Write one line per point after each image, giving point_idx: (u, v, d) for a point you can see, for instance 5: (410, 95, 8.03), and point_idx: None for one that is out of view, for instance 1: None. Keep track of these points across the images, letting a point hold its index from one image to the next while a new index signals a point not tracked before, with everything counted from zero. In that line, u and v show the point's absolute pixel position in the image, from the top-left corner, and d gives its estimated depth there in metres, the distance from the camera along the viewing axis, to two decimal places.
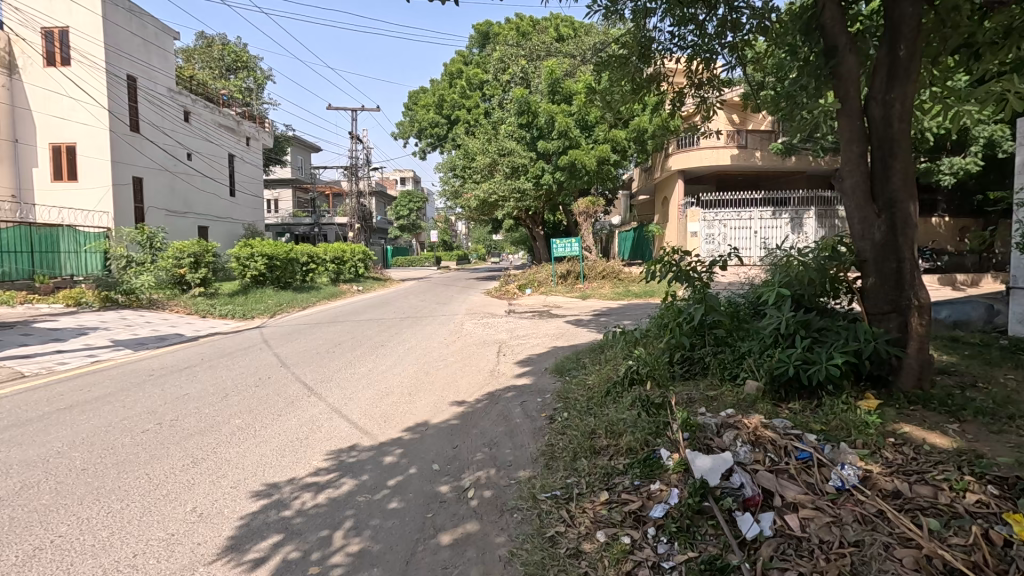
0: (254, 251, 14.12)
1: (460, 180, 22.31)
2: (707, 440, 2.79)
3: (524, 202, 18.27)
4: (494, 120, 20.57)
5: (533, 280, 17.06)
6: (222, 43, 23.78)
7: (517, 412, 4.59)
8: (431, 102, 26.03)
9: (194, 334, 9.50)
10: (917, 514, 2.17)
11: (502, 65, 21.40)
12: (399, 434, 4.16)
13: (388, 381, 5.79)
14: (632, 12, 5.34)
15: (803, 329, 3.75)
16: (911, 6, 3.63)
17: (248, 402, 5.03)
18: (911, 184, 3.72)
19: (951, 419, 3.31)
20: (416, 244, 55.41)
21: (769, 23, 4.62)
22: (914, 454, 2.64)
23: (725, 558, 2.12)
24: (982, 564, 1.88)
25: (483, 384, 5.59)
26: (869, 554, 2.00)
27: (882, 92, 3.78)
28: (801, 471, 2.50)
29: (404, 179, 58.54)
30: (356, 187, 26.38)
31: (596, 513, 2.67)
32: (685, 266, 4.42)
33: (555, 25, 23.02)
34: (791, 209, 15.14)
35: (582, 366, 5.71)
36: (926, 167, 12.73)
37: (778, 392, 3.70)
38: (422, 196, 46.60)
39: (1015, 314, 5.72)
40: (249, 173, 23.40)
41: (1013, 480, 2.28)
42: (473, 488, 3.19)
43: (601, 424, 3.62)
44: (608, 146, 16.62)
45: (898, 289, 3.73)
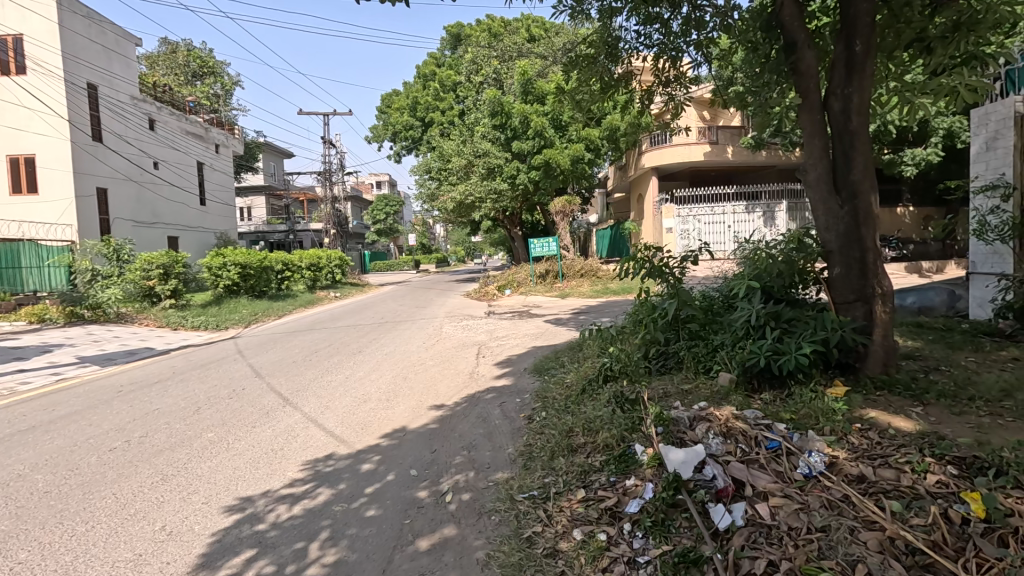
0: (226, 260, 13.84)
1: (436, 182, 22.24)
2: (680, 434, 2.83)
3: (500, 202, 18.28)
4: (468, 121, 20.55)
5: (512, 281, 17.16)
6: (187, 49, 23.28)
7: (495, 413, 4.58)
8: (404, 106, 25.93)
9: (166, 347, 9.26)
10: (880, 496, 2.22)
11: (475, 66, 21.40)
12: (376, 441, 4.12)
13: (366, 388, 5.72)
14: (598, 12, 5.40)
15: (773, 320, 3.83)
16: (865, 2, 3.71)
17: (221, 415, 4.92)
18: (872, 176, 3.82)
19: (915, 403, 3.40)
20: (394, 248, 55.02)
21: (731, 21, 4.70)
22: (878, 438, 2.71)
23: (699, 550, 2.15)
24: (941, 543, 1.94)
25: (463, 387, 5.57)
26: (835, 538, 2.04)
27: (841, 86, 3.87)
28: (770, 460, 2.55)
29: (379, 183, 58.02)
30: (330, 193, 26.06)
31: (573, 510, 2.69)
32: (657, 262, 4.46)
33: (526, 25, 23.09)
34: (763, 203, 15.47)
35: (560, 364, 5.73)
36: (889, 158, 13.10)
37: (751, 383, 3.77)
38: (399, 200, 46.24)
39: (975, 298, 5.90)
40: (219, 181, 22.92)
41: (971, 459, 2.34)
42: (451, 492, 3.18)
43: (578, 422, 3.64)
44: (582, 145, 16.76)
45: (863, 277, 3.83)
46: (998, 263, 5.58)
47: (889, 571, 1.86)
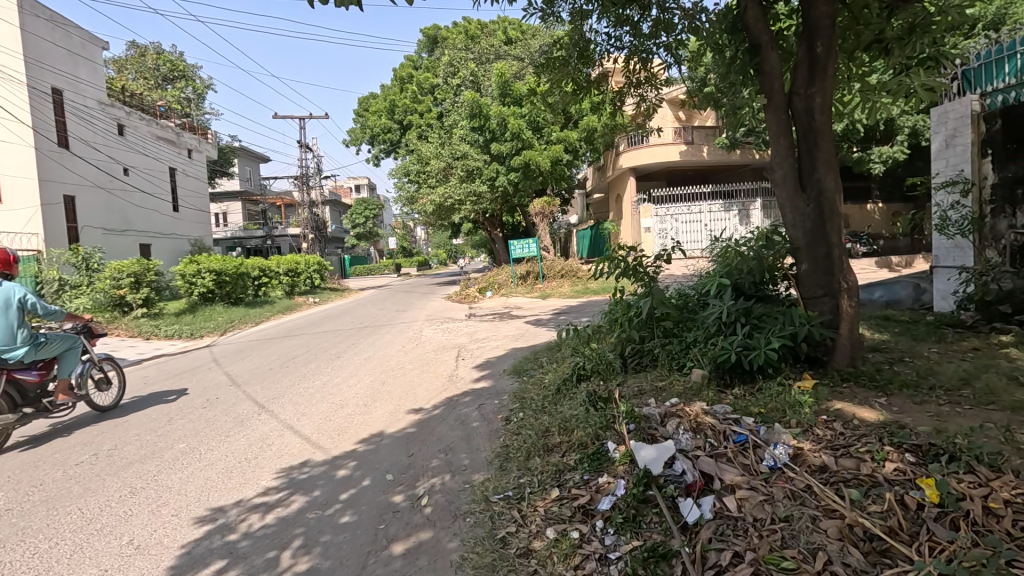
0: (200, 267, 13.58)
1: (415, 185, 22.12)
2: (651, 431, 2.88)
3: (480, 204, 18.28)
4: (446, 124, 20.49)
5: (493, 283, 17.11)
6: (157, 52, 22.80)
7: (474, 415, 4.58)
8: (381, 109, 25.74)
9: (137, 357, 9.05)
10: (840, 486, 2.28)
11: (452, 69, 21.39)
12: (353, 446, 4.08)
13: (344, 394, 5.67)
14: (570, 15, 5.45)
15: (743, 316, 3.91)
16: (825, 5, 3.80)
17: (194, 425, 4.84)
18: (836, 173, 3.90)
19: (879, 393, 3.50)
20: (374, 253, 54.61)
21: (699, 24, 4.80)
22: (842, 428, 2.78)
23: (668, 544, 2.17)
24: (897, 529, 1.99)
25: (441, 390, 5.55)
26: (798, 528, 2.09)
27: (803, 87, 3.97)
28: (737, 454, 2.60)
29: (358, 187, 57.52)
30: (308, 197, 25.75)
31: (546, 510, 2.70)
32: (631, 261, 4.50)
33: (502, 28, 23.13)
34: (738, 201, 15.75)
35: (538, 365, 5.76)
36: (858, 156, 13.42)
37: (723, 378, 3.83)
38: (378, 203, 45.85)
39: (939, 291, 6.04)
40: (193, 187, 22.49)
41: (927, 447, 2.42)
42: (426, 495, 3.17)
43: (554, 422, 3.66)
44: (561, 146, 16.87)
45: (829, 273, 3.91)
46: (958, 256, 5.74)
47: (848, 557, 1.91)
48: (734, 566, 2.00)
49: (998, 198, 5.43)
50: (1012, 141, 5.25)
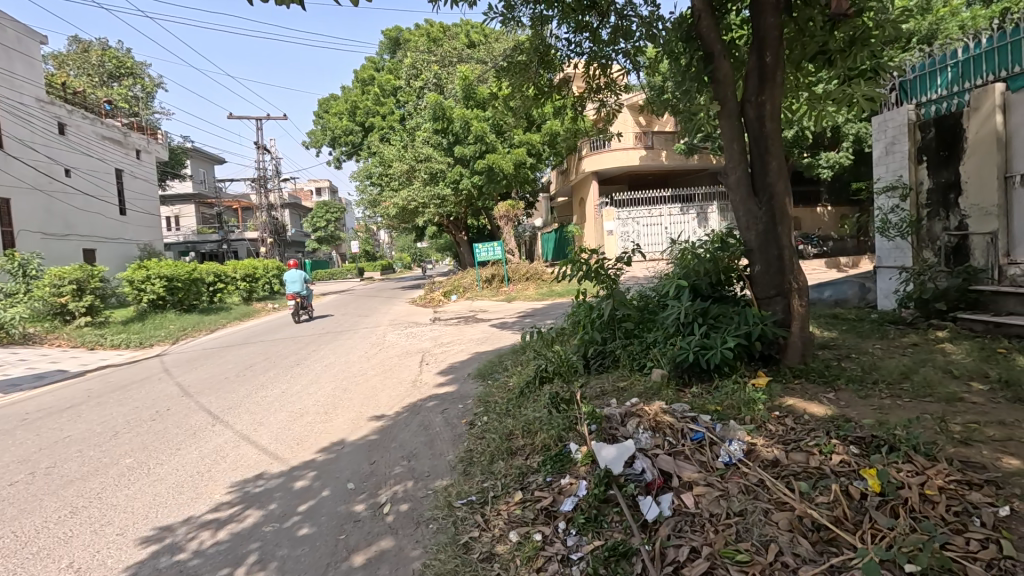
0: (150, 273, 12.99)
1: (377, 188, 21.78)
2: (612, 431, 2.93)
3: (444, 208, 18.17)
4: (409, 127, 20.28)
5: (458, 286, 17.00)
6: (102, 48, 21.74)
7: (437, 420, 4.54)
8: (342, 110, 25.26)
9: (80, 368, 8.56)
10: (791, 478, 2.36)
11: (414, 72, 21.26)
12: (312, 456, 3.98)
13: (303, 402, 5.52)
14: (530, 20, 5.48)
15: (701, 317, 4.02)
16: (773, 16, 3.97)
17: (142, 438, 4.61)
18: (786, 177, 4.05)
19: (828, 388, 3.66)
20: (336, 256, 53.66)
21: (657, 31, 4.93)
22: (793, 423, 2.89)
23: (628, 543, 2.21)
24: (842, 518, 2.07)
25: (404, 396, 5.48)
26: (751, 521, 2.15)
27: (754, 94, 4.11)
28: (694, 451, 2.66)
29: (319, 189, 56.33)
30: (266, 200, 25.02)
31: (510, 513, 2.71)
32: (593, 264, 4.55)
33: (465, 31, 23.13)
34: (696, 205, 16.24)
35: (503, 368, 5.77)
36: (808, 162, 14.04)
37: (682, 377, 3.93)
38: (340, 206, 44.96)
39: (882, 290, 6.37)
40: (141, 189, 21.51)
41: (870, 438, 2.54)
42: (388, 503, 3.11)
43: (518, 424, 3.68)
44: (524, 150, 17.00)
45: (781, 273, 4.05)
46: (898, 256, 6.06)
47: (798, 547, 1.99)
48: (691, 562, 2.04)
49: (932, 202, 5.70)
50: (945, 148, 5.54)
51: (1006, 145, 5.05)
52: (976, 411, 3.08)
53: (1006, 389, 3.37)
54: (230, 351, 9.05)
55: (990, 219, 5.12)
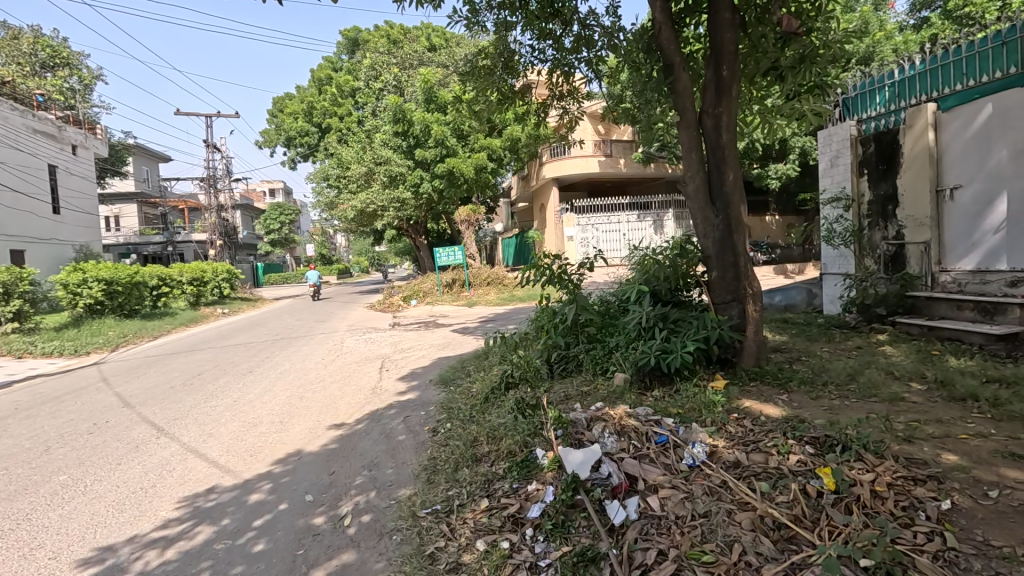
0: (87, 276, 12.20)
1: (335, 190, 21.31)
2: (578, 435, 2.95)
3: (404, 211, 17.94)
4: (368, 129, 19.92)
5: (418, 291, 16.80)
6: (33, 36, 20.12)
7: (399, 428, 4.44)
8: (298, 110, 24.63)
9: (6, 378, 7.92)
10: (752, 479, 2.42)
11: (373, 73, 20.95)
12: (268, 468, 3.81)
13: (257, 411, 5.30)
14: (494, 25, 5.48)
15: (661, 321, 4.12)
16: (729, 31, 4.12)
17: (78, 452, 4.30)
18: (741, 186, 4.19)
19: (781, 390, 3.81)
20: (290, 260, 52.09)
21: (618, 42, 5.05)
22: (751, 425, 2.98)
23: (596, 547, 2.21)
24: (801, 516, 2.14)
25: (364, 403, 5.34)
26: (715, 522, 2.20)
27: (711, 106, 4.24)
28: (659, 454, 2.71)
29: (272, 190, 54.64)
30: (216, 201, 23.99)
31: (476, 521, 2.67)
32: (556, 269, 4.57)
33: (426, 35, 23.04)
34: (653, 212, 16.48)
35: (466, 374, 5.71)
36: (757, 172, 14.66)
37: (643, 381, 3.99)
38: (295, 208, 43.71)
39: (827, 296, 6.69)
40: (78, 186, 20.24)
41: (824, 438, 2.65)
42: (350, 515, 3.02)
43: (482, 431, 3.64)
44: (485, 154, 17.01)
45: (736, 279, 4.19)
46: (842, 264, 6.39)
47: (760, 546, 2.04)
48: (658, 565, 2.06)
49: (873, 213, 6.04)
50: (883, 162, 5.87)
51: (938, 161, 5.40)
52: (917, 411, 3.26)
53: (942, 389, 3.59)
54: (175, 359, 8.61)
55: (924, 229, 5.46)
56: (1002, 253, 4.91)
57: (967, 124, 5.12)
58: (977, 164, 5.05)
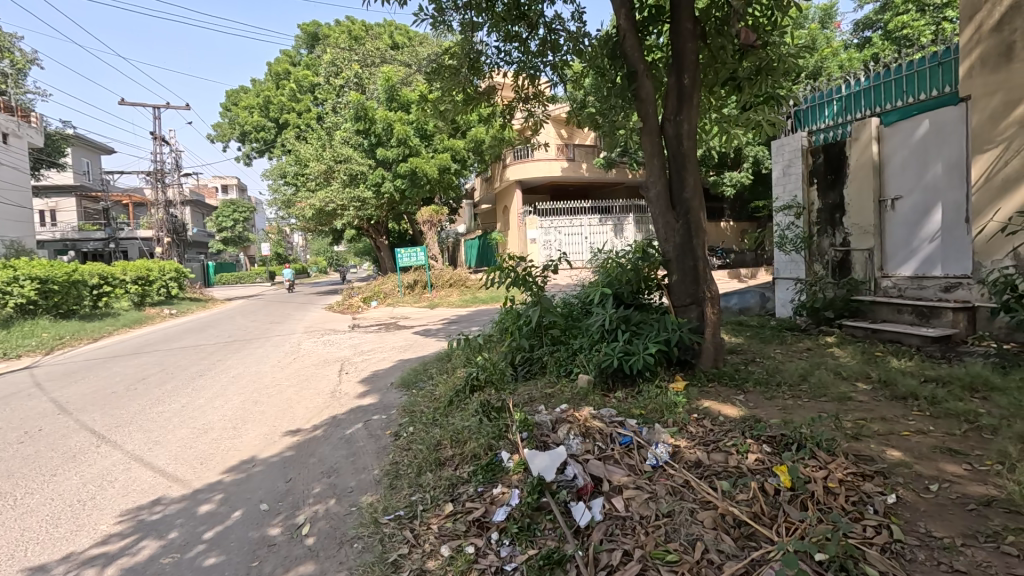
0: (18, 273, 11.39)
1: (293, 188, 20.71)
2: (543, 437, 2.96)
3: (365, 210, 17.62)
4: (327, 125, 19.44)
5: (378, 292, 16.52)
6: None
7: (360, 433, 4.32)
8: (254, 104, 23.84)
9: None
10: (713, 478, 2.48)
11: (334, 69, 20.50)
12: (220, 476, 3.64)
13: (207, 416, 5.06)
14: (460, 25, 5.44)
15: (624, 323, 4.18)
16: (690, 42, 4.23)
17: (7, 463, 3.99)
18: (701, 193, 4.29)
19: (738, 391, 3.93)
20: (243, 259, 50.31)
21: (583, 47, 5.10)
22: (711, 425, 3.07)
23: (562, 549, 2.21)
24: (760, 514, 2.20)
25: (323, 408, 5.19)
26: (678, 521, 2.23)
27: (673, 113, 4.33)
28: (623, 455, 2.74)
29: (225, 187, 52.62)
30: (163, 196, 22.89)
31: (440, 526, 2.63)
32: (521, 271, 4.56)
33: (388, 32, 22.73)
34: (614, 216, 16.85)
35: (428, 377, 5.63)
36: (714, 180, 15.15)
37: (606, 382, 4.03)
38: (249, 206, 42.21)
39: (780, 299, 6.96)
40: (9, 177, 18.94)
41: (780, 437, 2.74)
42: (307, 523, 2.91)
43: (446, 434, 3.60)
44: (448, 155, 16.87)
45: (695, 283, 4.29)
46: (793, 269, 6.67)
47: (721, 543, 2.08)
48: (624, 565, 2.08)
49: (821, 220, 6.33)
50: (831, 173, 6.16)
51: (880, 172, 5.70)
52: (864, 410, 3.42)
53: (886, 388, 3.79)
54: (117, 363, 8.13)
55: (868, 237, 5.77)
56: (936, 262, 5.22)
57: (906, 138, 5.43)
58: (916, 177, 5.36)
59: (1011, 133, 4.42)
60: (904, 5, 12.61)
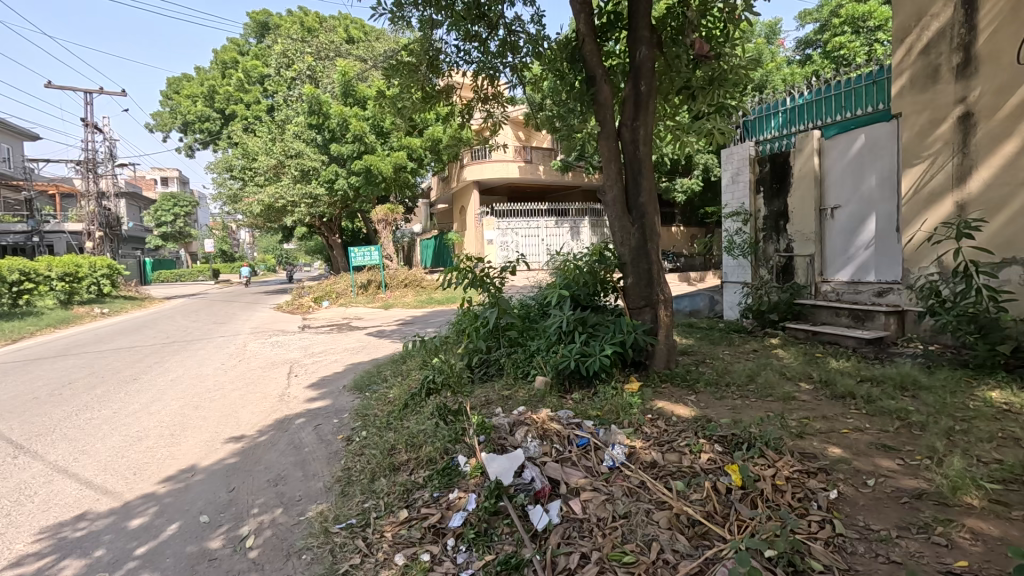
0: None
1: (239, 182, 19.84)
2: (500, 441, 2.93)
3: (316, 207, 17.08)
4: (278, 118, 18.74)
5: (330, 292, 16.05)
6: None
7: (310, 438, 4.16)
8: (198, 94, 22.71)
9: None
10: (668, 478, 2.52)
11: (285, 60, 19.80)
12: (155, 487, 3.41)
13: (141, 423, 4.74)
14: (418, 22, 5.35)
15: (581, 325, 4.21)
16: (647, 50, 4.30)
17: None
18: (655, 197, 4.38)
19: (690, 391, 4.03)
20: (184, 255, 47.79)
21: (542, 50, 5.10)
22: (665, 425, 3.13)
23: (520, 554, 2.18)
24: (713, 513, 2.25)
25: (270, 412, 4.97)
26: (635, 522, 2.25)
27: (630, 119, 4.40)
28: (580, 457, 2.75)
29: (165, 179, 49.85)
30: (95, 187, 21.43)
31: (394, 534, 2.55)
32: (479, 271, 4.52)
33: (344, 26, 22.19)
34: (570, 219, 17.06)
35: (382, 379, 5.50)
36: (666, 186, 15.61)
37: (563, 384, 4.04)
38: (190, 200, 40.12)
39: (728, 302, 7.21)
40: None
41: (730, 437, 2.82)
42: (251, 535, 2.77)
43: (401, 438, 3.51)
44: (404, 153, 16.58)
45: (649, 285, 4.38)
46: (740, 273, 6.94)
47: (676, 543, 2.11)
48: (582, 567, 2.07)
49: (767, 227, 6.61)
50: (776, 181, 6.44)
51: (821, 182, 6.00)
52: (807, 408, 3.59)
53: (826, 388, 3.98)
54: (39, 366, 7.51)
55: (810, 243, 6.06)
56: (870, 268, 5.54)
57: (845, 151, 5.74)
58: (853, 187, 5.68)
59: (937, 148, 4.73)
60: (841, 26, 13.41)
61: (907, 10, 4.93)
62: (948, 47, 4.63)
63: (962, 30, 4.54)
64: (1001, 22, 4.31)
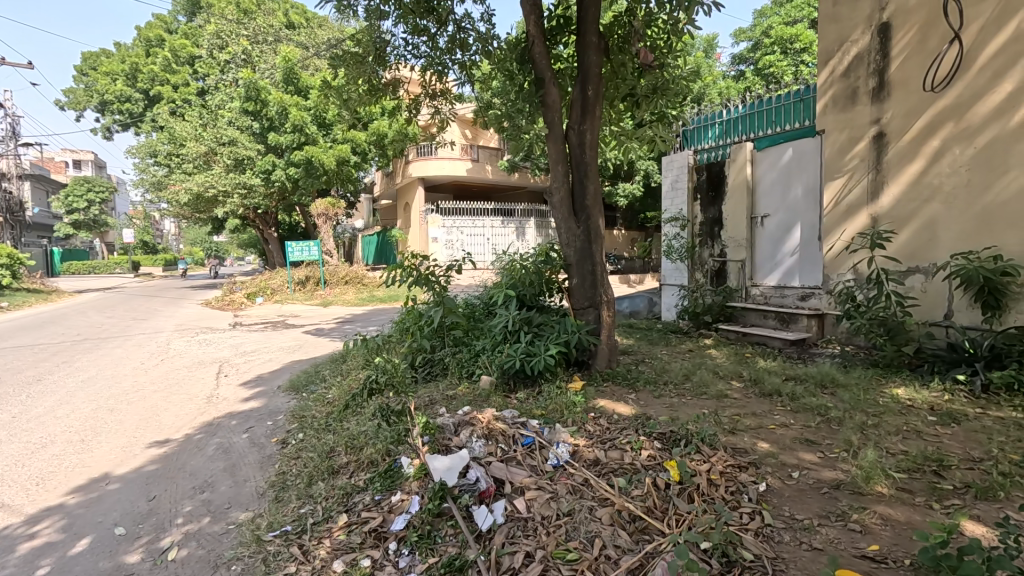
0: None
1: (164, 169, 18.51)
2: (445, 441, 2.89)
3: (251, 198, 16.22)
4: (210, 102, 17.66)
5: (264, 288, 15.27)
6: None
7: (240, 441, 3.94)
8: (118, 72, 21.02)
9: None
10: (610, 475, 2.58)
11: (218, 42, 18.70)
12: (62, 498, 3.12)
13: (45, 428, 4.31)
14: (365, 12, 5.18)
15: (526, 325, 4.23)
16: (595, 55, 4.39)
17: None
18: (600, 200, 4.46)
19: (631, 390, 4.15)
20: (99, 246, 44.02)
21: (491, 48, 5.09)
22: (607, 423, 3.20)
23: (463, 555, 2.16)
24: (653, 508, 2.31)
25: (196, 415, 4.65)
26: (578, 519, 2.28)
27: (577, 123, 4.47)
28: (525, 456, 2.76)
29: (78, 162, 45.77)
30: None
31: (334, 539, 2.45)
32: (424, 270, 4.42)
33: (283, 11, 21.22)
34: (516, 219, 17.16)
35: (321, 380, 5.28)
36: (609, 190, 16.01)
37: (508, 384, 4.06)
38: (108, 186, 37.03)
39: (667, 304, 7.47)
40: None
41: (669, 434, 2.92)
42: (174, 547, 2.58)
43: (341, 439, 3.39)
44: (347, 146, 16.00)
45: (593, 286, 4.47)
46: (678, 276, 7.22)
47: (618, 539, 2.16)
48: (526, 567, 2.08)
49: (703, 233, 6.92)
50: (712, 189, 6.75)
51: (753, 191, 6.35)
52: (738, 405, 3.79)
53: (755, 386, 4.21)
54: None
55: (742, 249, 6.40)
56: (795, 273, 5.91)
57: (774, 163, 6.10)
58: (781, 197, 6.05)
59: (854, 164, 5.13)
60: (771, 46, 14.27)
61: (830, 36, 5.32)
62: (865, 72, 5.03)
63: (877, 56, 4.94)
64: (910, 53, 4.72)
